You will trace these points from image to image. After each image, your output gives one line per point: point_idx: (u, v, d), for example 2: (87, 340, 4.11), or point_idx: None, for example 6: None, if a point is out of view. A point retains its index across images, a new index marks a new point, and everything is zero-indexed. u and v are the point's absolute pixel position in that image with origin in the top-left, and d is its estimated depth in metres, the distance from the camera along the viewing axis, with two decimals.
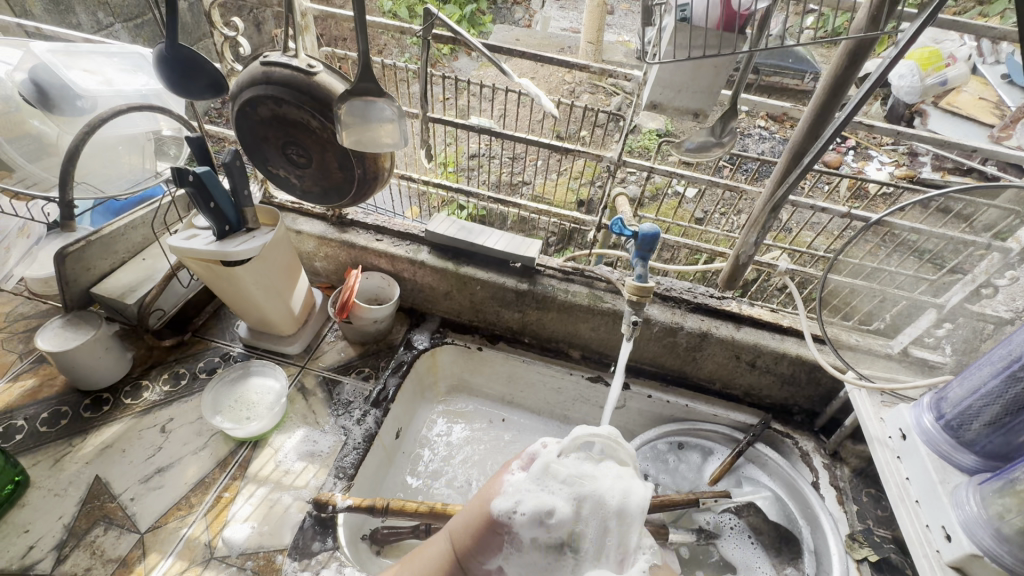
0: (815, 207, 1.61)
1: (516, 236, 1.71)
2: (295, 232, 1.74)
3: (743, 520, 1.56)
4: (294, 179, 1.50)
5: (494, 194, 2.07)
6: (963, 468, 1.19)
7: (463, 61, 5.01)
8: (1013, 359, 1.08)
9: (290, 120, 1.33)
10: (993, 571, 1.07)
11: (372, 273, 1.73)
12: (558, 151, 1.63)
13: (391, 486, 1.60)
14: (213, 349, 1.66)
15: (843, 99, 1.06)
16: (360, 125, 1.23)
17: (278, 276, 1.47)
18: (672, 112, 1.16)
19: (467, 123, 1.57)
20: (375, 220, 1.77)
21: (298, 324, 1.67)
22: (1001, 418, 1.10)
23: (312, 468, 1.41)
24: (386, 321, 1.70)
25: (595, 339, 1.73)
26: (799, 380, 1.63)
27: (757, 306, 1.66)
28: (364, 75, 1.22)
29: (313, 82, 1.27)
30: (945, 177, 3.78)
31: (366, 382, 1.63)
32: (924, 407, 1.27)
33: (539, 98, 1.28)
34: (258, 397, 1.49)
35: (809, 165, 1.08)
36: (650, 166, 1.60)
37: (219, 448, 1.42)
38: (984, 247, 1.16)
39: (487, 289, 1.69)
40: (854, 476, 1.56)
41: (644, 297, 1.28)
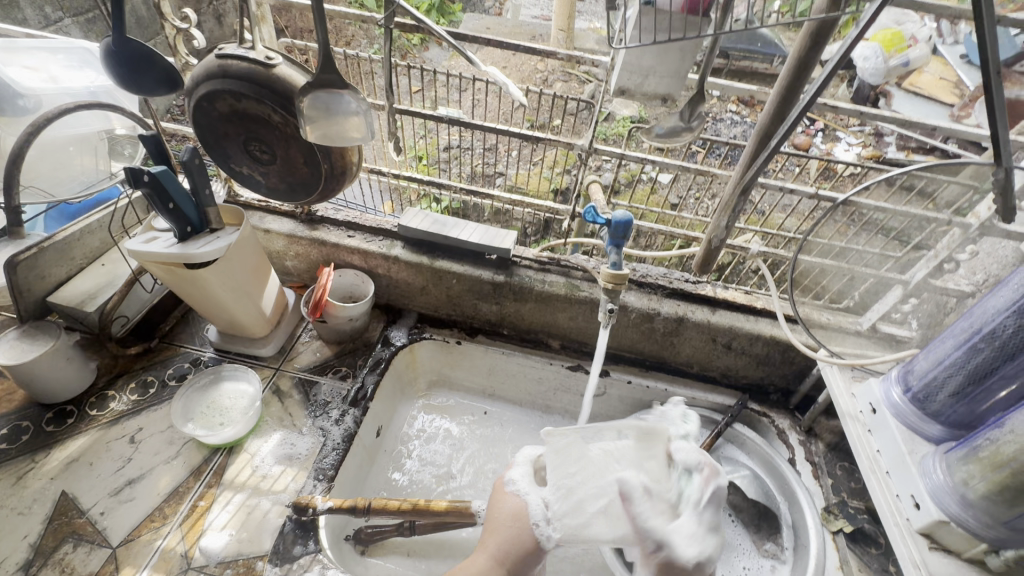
0: (786, 189, 1.62)
1: (491, 228, 1.69)
2: (263, 231, 1.69)
3: (724, 500, 1.59)
4: (258, 176, 1.45)
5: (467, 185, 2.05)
6: (930, 438, 1.22)
7: (434, 51, 4.93)
8: (973, 331, 1.11)
9: (251, 116, 1.28)
10: (959, 535, 1.11)
11: (345, 270, 1.69)
12: (530, 139, 1.60)
13: (374, 485, 1.59)
14: (182, 355, 1.61)
15: (808, 80, 1.06)
16: (325, 119, 1.19)
17: (247, 278, 1.43)
18: (641, 98, 1.15)
19: (435, 113, 1.53)
20: (345, 215, 1.73)
21: (271, 326, 1.63)
22: (965, 388, 1.13)
23: (291, 472, 1.39)
24: (362, 318, 1.67)
25: (574, 328, 1.73)
26: (774, 360, 1.66)
27: (732, 289, 1.68)
28: (326, 67, 1.18)
29: (272, 74, 1.22)
30: (910, 155, 3.90)
31: (344, 382, 1.61)
32: (892, 381, 1.31)
33: (507, 87, 1.26)
34: (231, 402, 1.45)
35: (776, 147, 1.08)
36: (622, 153, 1.59)
37: (193, 455, 1.38)
38: (946, 223, 1.19)
39: (464, 282, 1.68)
40: (829, 451, 1.61)
41: (620, 285, 1.28)
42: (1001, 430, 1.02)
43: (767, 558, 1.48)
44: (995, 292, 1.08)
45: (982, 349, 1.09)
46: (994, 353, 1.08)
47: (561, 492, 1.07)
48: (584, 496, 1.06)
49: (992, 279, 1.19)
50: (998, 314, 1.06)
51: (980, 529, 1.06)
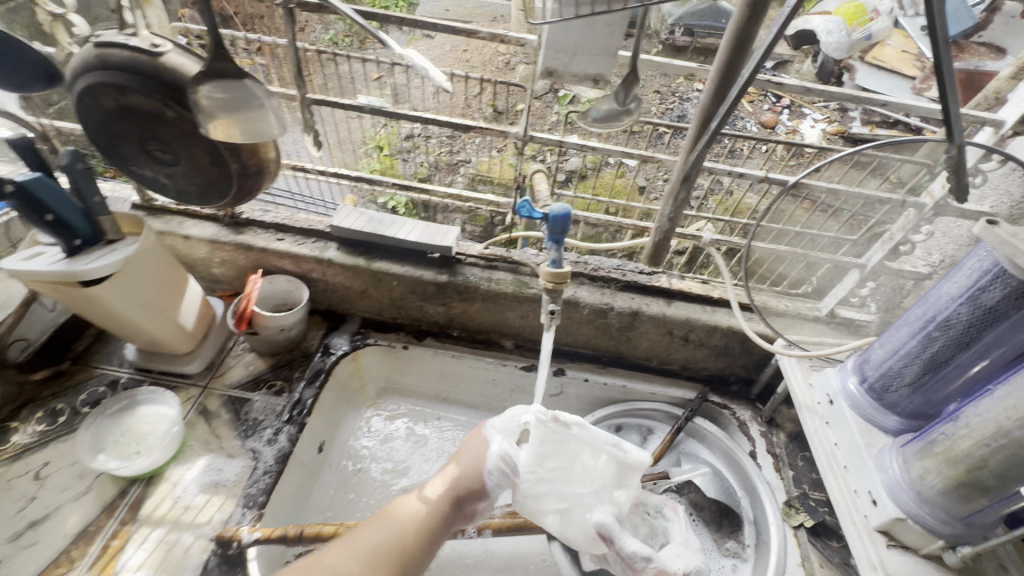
0: (737, 174, 1.54)
1: (431, 224, 1.59)
2: (182, 237, 1.55)
3: (685, 498, 1.52)
4: (163, 178, 1.30)
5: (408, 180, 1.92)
6: (886, 430, 1.17)
7: (395, 36, 4.74)
8: (927, 319, 1.05)
9: (142, 112, 1.14)
10: (916, 533, 1.06)
11: (276, 277, 1.57)
12: (462, 129, 1.49)
13: (318, 505, 1.48)
14: (97, 377, 1.47)
15: (748, 56, 0.97)
16: (222, 110, 1.06)
17: (156, 292, 1.29)
18: (571, 80, 1.06)
19: (354, 103, 1.40)
20: (274, 217, 1.60)
21: (196, 340, 1.50)
22: (920, 378, 1.08)
23: (217, 501, 1.28)
24: (297, 327, 1.56)
25: (526, 327, 1.64)
26: (733, 351, 1.60)
27: (688, 279, 1.61)
28: (217, 53, 1.05)
29: (160, 64, 1.08)
30: (874, 130, 3.90)
31: (278, 397, 1.49)
32: (849, 370, 1.25)
33: (428, 71, 1.13)
34: (149, 428, 1.33)
35: (716, 131, 1.00)
36: (561, 140, 1.49)
37: (106, 489, 1.26)
38: (900, 204, 1.13)
39: (406, 284, 1.57)
40: (790, 441, 1.56)
41: (561, 284, 1.18)
42: (956, 424, 0.97)
43: (729, 557, 1.42)
44: (948, 278, 1.02)
45: (936, 338, 1.04)
46: (948, 342, 1.03)
47: (533, 476, 1.12)
48: (550, 494, 1.12)
49: (948, 259, 1.21)
50: (951, 301, 1.01)
51: (937, 525, 1.02)
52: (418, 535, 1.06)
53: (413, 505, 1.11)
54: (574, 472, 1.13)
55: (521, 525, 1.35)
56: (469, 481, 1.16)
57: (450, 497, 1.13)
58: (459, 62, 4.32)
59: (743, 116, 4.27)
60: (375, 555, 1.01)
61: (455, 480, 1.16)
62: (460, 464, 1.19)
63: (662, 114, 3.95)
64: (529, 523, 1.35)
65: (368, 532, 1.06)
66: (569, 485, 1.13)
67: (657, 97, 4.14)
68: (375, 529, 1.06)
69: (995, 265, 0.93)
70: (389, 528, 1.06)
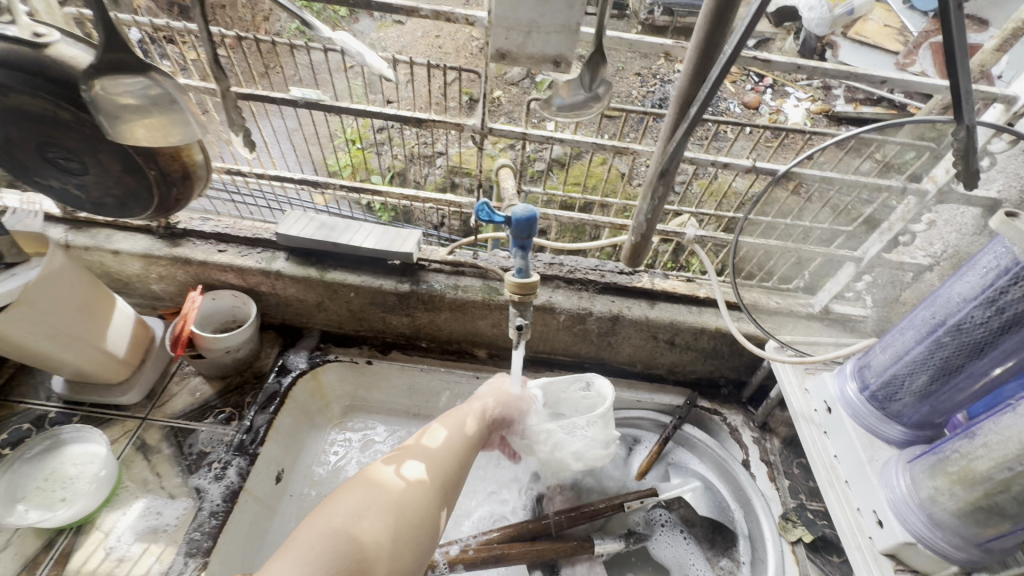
0: (719, 164, 1.41)
1: (390, 228, 1.45)
2: (111, 252, 1.40)
3: (675, 514, 1.42)
4: (74, 189, 1.14)
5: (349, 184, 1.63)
6: (890, 441, 1.07)
7: (364, 23, 4.54)
8: (936, 322, 0.95)
9: (31, 114, 0.98)
10: (928, 558, 0.95)
11: (220, 293, 1.42)
12: (413, 122, 1.34)
13: (277, 540, 1.32)
14: (20, 414, 1.32)
15: (731, 29, 0.83)
16: (126, 111, 0.92)
17: (72, 320, 1.15)
18: (528, 63, 0.93)
19: (287, 96, 1.29)
20: (214, 226, 1.45)
21: (132, 367, 1.35)
22: (928, 386, 0.98)
23: (155, 550, 1.15)
24: (246, 347, 1.41)
25: (499, 335, 1.51)
26: (722, 353, 1.49)
27: (671, 278, 1.49)
28: (110, 41, 0.89)
29: (46, 57, 0.93)
30: (858, 108, 3.81)
31: (227, 426, 1.35)
32: (847, 375, 1.14)
33: (365, 57, 0.99)
34: (76, 470, 1.19)
35: (696, 118, 0.87)
36: (524, 133, 1.35)
37: (27, 543, 1.12)
38: (899, 191, 1.04)
39: (364, 295, 1.43)
40: (785, 447, 1.46)
41: (528, 296, 1.03)
42: (972, 441, 0.88)
43: None
44: (959, 278, 0.92)
45: (946, 344, 0.94)
46: (959, 348, 0.93)
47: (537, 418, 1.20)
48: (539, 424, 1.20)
49: (951, 249, 1.09)
50: (963, 303, 0.91)
51: (950, 551, 0.91)
52: (428, 493, 0.95)
53: (398, 472, 0.96)
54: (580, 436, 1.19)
55: (498, 555, 1.25)
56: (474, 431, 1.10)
57: (451, 450, 1.04)
58: (431, 49, 4.14)
59: (725, 97, 4.16)
60: (384, 513, 0.89)
61: (456, 436, 1.07)
62: (454, 417, 1.12)
63: (643, 97, 3.82)
64: (507, 552, 1.25)
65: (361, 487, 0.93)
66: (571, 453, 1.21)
67: (637, 79, 4.00)
68: (365, 486, 0.93)
69: (1014, 264, 0.83)
70: (390, 489, 0.93)
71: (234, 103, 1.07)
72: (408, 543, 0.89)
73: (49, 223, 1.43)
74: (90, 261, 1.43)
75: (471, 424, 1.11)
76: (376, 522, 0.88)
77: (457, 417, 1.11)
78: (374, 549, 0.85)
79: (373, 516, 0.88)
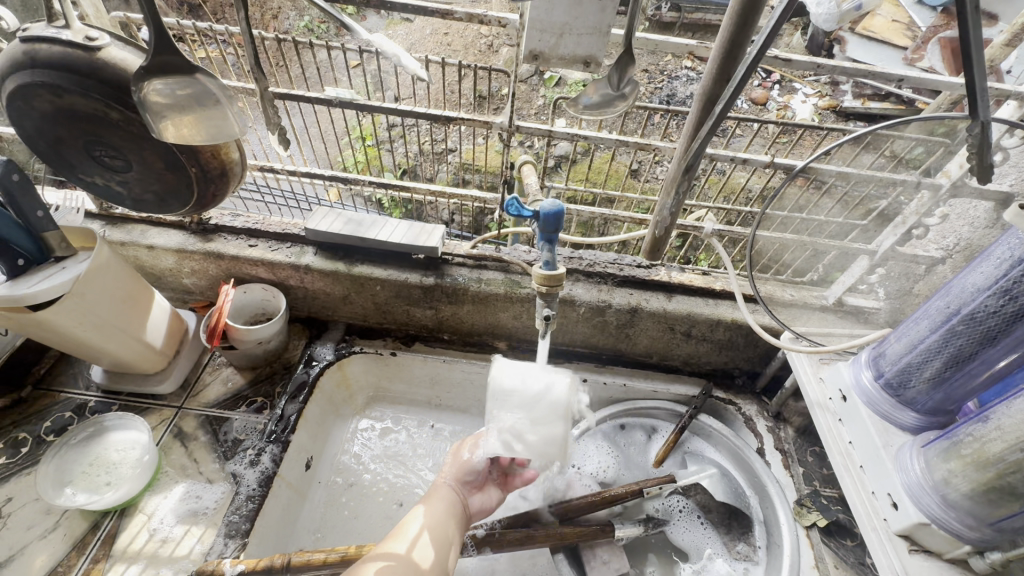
0: (737, 159, 1.44)
1: (415, 223, 1.50)
2: (146, 247, 1.45)
3: (692, 500, 1.46)
4: (116, 186, 1.19)
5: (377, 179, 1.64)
6: (904, 428, 1.11)
7: (372, 21, 4.57)
8: (950, 312, 0.99)
9: (82, 114, 1.02)
10: (941, 538, 0.99)
11: (251, 287, 1.48)
12: (440, 120, 1.38)
13: (308, 525, 1.38)
14: (62, 403, 1.37)
15: (756, 29, 0.87)
16: (172, 110, 0.96)
17: (115, 311, 1.19)
18: (558, 63, 0.96)
19: (323, 96, 1.33)
20: (245, 221, 1.50)
21: (167, 357, 1.40)
22: (942, 373, 1.02)
23: (196, 532, 1.20)
24: (276, 339, 1.46)
25: (520, 328, 1.55)
26: (737, 344, 1.53)
27: (688, 271, 1.53)
28: (160, 44, 0.93)
29: (97, 59, 0.98)
30: (866, 104, 3.83)
31: (259, 415, 1.40)
32: (862, 364, 1.18)
33: (401, 58, 1.02)
34: (119, 456, 1.24)
35: (721, 115, 0.91)
36: (550, 130, 1.39)
37: (75, 525, 1.18)
38: (914, 186, 1.04)
39: (390, 288, 1.47)
40: (798, 436, 1.50)
41: (555, 287, 1.08)
42: (985, 425, 0.92)
43: (739, 560, 1.36)
44: (973, 269, 0.96)
45: (960, 332, 0.98)
46: (974, 336, 0.97)
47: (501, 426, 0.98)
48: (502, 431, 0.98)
49: (964, 242, 1.12)
50: (977, 293, 0.95)
51: (964, 530, 0.95)
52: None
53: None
54: (531, 415, 0.94)
55: (522, 538, 1.29)
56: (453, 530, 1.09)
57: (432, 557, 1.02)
58: (439, 46, 4.16)
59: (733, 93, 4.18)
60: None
61: (435, 535, 1.05)
62: (436, 515, 1.09)
63: (652, 93, 3.84)
64: (531, 536, 1.30)
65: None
66: (537, 440, 0.94)
67: (645, 76, 4.02)
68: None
69: None
70: None
71: (271, 102, 1.11)
72: None
73: (86, 219, 1.48)
74: (125, 256, 1.48)
75: (450, 524, 1.09)
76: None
77: (437, 514, 1.09)
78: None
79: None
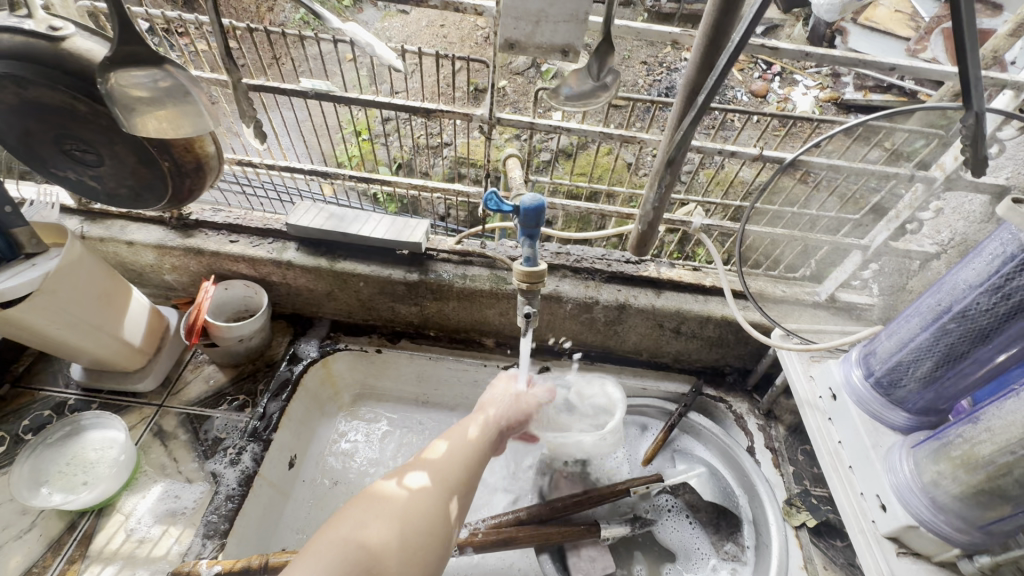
0: (725, 152, 1.41)
1: (398, 218, 1.47)
2: (126, 243, 1.42)
3: (680, 499, 1.44)
4: (89, 181, 1.16)
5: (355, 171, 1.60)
6: (894, 427, 1.08)
7: (368, 13, 4.52)
8: (942, 309, 0.96)
9: (49, 107, 1.00)
10: (930, 541, 0.97)
11: (232, 283, 1.44)
12: (421, 112, 1.35)
13: (291, 525, 1.36)
14: (41, 401, 1.36)
15: (739, 16, 0.84)
16: (142, 104, 0.93)
17: (91, 308, 1.17)
18: (535, 52, 0.94)
19: (297, 88, 1.31)
20: (226, 217, 1.47)
21: (148, 355, 1.38)
22: (933, 372, 0.99)
23: (174, 532, 1.18)
24: (259, 336, 1.44)
25: (507, 324, 1.53)
26: (728, 341, 1.50)
27: (677, 267, 1.50)
28: (124, 34, 0.90)
29: (60, 50, 0.95)
30: (868, 96, 3.77)
31: (241, 413, 1.38)
32: (853, 362, 1.15)
33: (374, 48, 1.00)
34: (97, 455, 1.23)
35: (703, 106, 0.88)
36: (532, 122, 1.35)
37: (52, 524, 1.16)
38: (907, 180, 1.04)
39: (373, 284, 1.45)
40: (789, 435, 1.47)
41: (536, 284, 1.05)
42: (975, 426, 0.89)
43: (727, 560, 1.34)
44: (966, 265, 0.93)
45: (951, 331, 0.95)
46: (966, 335, 0.94)
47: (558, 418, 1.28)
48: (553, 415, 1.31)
49: (958, 237, 1.07)
50: (969, 290, 0.92)
51: (953, 534, 0.93)
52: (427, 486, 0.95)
53: (400, 484, 0.95)
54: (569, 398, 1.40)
55: (506, 539, 1.27)
56: (478, 435, 1.10)
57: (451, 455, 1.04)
58: (435, 38, 4.11)
59: (733, 85, 4.12)
60: (386, 506, 0.90)
61: (454, 439, 1.07)
62: (457, 429, 1.11)
63: (650, 86, 3.79)
64: (515, 536, 1.27)
65: (363, 494, 0.93)
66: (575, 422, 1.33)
67: (644, 68, 3.97)
68: (362, 497, 0.93)
69: (1021, 250, 0.83)
70: (383, 501, 0.91)
71: (245, 94, 1.08)
72: (416, 551, 0.86)
73: (64, 214, 1.45)
74: (105, 252, 1.46)
75: (472, 431, 1.10)
76: (384, 525, 0.87)
77: (458, 428, 1.11)
78: (384, 546, 0.84)
79: (375, 512, 0.88)
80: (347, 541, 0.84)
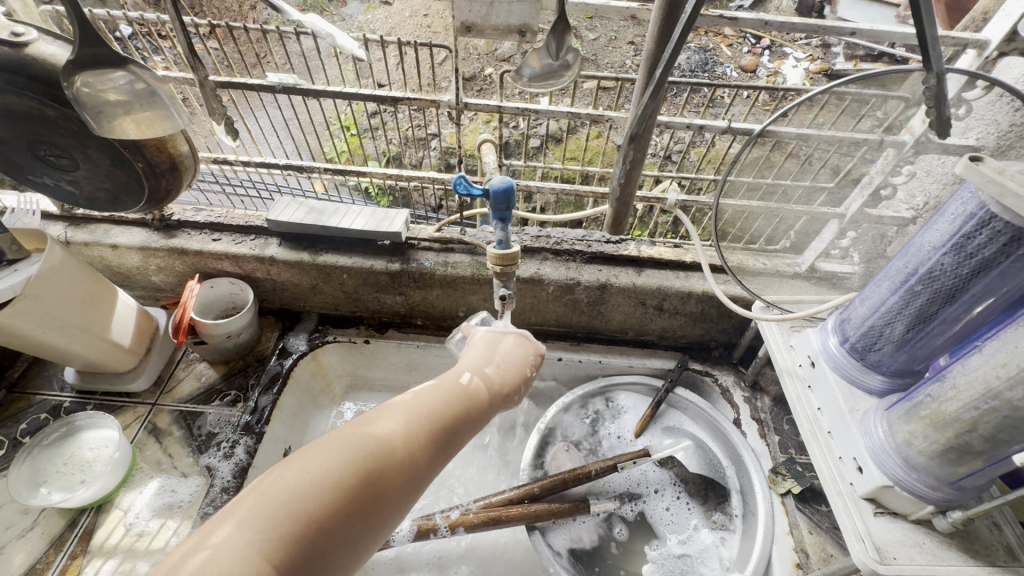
0: (694, 126, 1.39)
1: (378, 209, 1.48)
2: (109, 246, 1.45)
3: (669, 472, 1.47)
4: (67, 185, 1.17)
5: (332, 164, 1.59)
6: (870, 391, 1.10)
7: (352, 6, 4.49)
8: (909, 272, 0.97)
9: (16, 113, 1.01)
10: (907, 501, 0.98)
11: (218, 281, 1.47)
12: (389, 101, 1.35)
13: None
14: (36, 405, 1.39)
15: None
16: (113, 107, 0.93)
17: (75, 311, 1.19)
18: (492, 33, 0.95)
19: (265, 83, 1.32)
20: (208, 216, 1.49)
21: (138, 355, 1.41)
22: (907, 335, 1.00)
23: (172, 524, 1.22)
24: (246, 332, 1.46)
25: (490, 309, 1.54)
26: (710, 316, 1.51)
27: (658, 244, 1.51)
28: (84, 36, 0.90)
29: (25, 55, 0.96)
30: (859, 65, 3.71)
31: (233, 408, 1.40)
32: (829, 329, 1.16)
33: (336, 38, 1.00)
34: (93, 454, 1.26)
35: (661, 78, 0.88)
36: (500, 105, 1.35)
37: (53, 523, 1.20)
38: (877, 144, 0.99)
39: (356, 276, 1.47)
40: (775, 405, 1.49)
41: (510, 266, 1.06)
42: (942, 385, 0.91)
43: (716, 529, 1.37)
44: (930, 226, 0.94)
45: (919, 292, 0.96)
46: (933, 296, 0.95)
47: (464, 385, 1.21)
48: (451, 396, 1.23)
49: (932, 201, 1.09)
50: (934, 252, 0.93)
51: (926, 492, 0.93)
52: (444, 448, 0.85)
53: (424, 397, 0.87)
54: None
55: (498, 517, 1.29)
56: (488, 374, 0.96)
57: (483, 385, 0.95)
58: (419, 29, 4.09)
59: (723, 61, 4.07)
60: (418, 437, 0.81)
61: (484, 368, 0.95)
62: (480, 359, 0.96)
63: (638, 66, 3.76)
64: (505, 514, 1.29)
65: (405, 411, 0.83)
66: None
67: (631, 48, 3.93)
68: (395, 412, 0.82)
69: (980, 208, 0.85)
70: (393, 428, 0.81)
71: (213, 92, 1.07)
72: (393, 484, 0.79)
73: (47, 221, 1.47)
74: (91, 256, 1.48)
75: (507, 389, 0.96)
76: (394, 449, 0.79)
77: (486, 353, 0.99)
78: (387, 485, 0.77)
79: (405, 429, 0.81)
80: (368, 456, 0.76)
